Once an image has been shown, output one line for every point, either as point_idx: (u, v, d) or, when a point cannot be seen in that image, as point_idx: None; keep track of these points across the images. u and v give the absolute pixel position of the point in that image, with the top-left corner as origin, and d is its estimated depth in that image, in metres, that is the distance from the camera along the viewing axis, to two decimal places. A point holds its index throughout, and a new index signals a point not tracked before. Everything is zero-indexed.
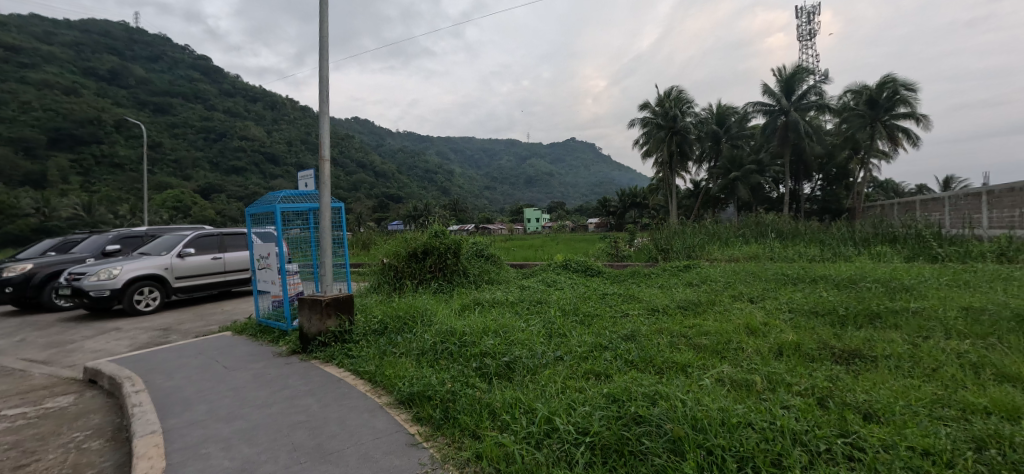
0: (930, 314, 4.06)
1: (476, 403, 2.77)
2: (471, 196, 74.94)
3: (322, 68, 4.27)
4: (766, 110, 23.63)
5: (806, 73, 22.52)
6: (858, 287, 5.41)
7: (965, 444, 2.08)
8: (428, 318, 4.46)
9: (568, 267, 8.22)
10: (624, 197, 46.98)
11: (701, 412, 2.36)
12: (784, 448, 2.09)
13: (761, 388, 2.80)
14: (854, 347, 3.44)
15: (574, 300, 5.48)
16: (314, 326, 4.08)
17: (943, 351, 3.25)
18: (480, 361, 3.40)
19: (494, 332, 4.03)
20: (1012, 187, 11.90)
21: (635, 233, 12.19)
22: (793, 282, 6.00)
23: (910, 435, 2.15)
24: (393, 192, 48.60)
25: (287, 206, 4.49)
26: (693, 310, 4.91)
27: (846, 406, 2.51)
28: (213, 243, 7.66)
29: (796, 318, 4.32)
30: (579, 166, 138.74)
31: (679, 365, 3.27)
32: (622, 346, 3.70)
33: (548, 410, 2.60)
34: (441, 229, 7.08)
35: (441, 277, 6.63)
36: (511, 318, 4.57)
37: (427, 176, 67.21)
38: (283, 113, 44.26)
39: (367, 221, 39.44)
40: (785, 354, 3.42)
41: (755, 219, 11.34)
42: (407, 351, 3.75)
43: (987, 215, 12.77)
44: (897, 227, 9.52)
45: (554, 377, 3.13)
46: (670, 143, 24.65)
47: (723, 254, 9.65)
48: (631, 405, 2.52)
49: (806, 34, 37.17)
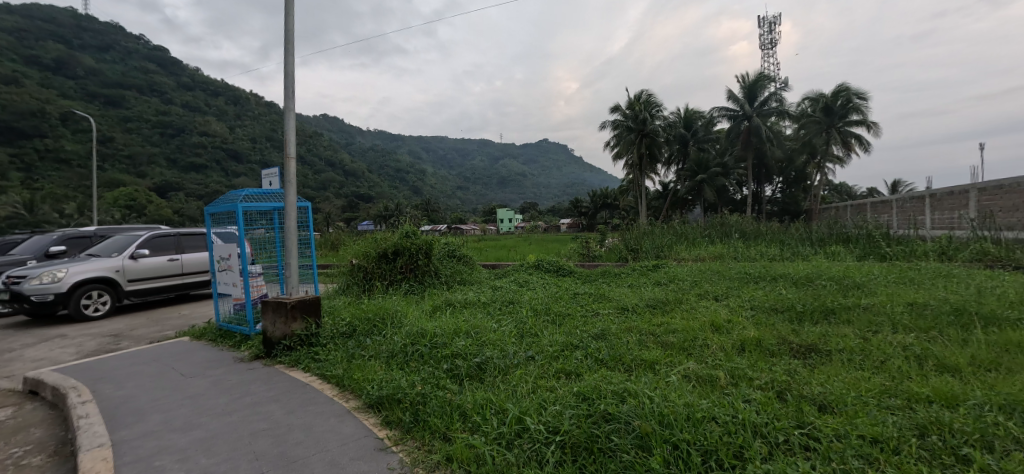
0: (879, 310, 4.30)
1: (447, 405, 2.75)
2: (443, 196, 74.31)
3: (286, 63, 4.14)
4: (730, 115, 24.45)
5: (767, 80, 23.42)
6: (814, 285, 5.67)
7: (909, 431, 2.22)
8: (399, 320, 4.39)
9: (540, 267, 8.26)
10: (595, 198, 47.66)
11: (667, 408, 2.42)
12: (746, 440, 2.18)
13: (724, 383, 2.90)
14: (810, 342, 3.61)
15: (546, 300, 5.52)
16: (279, 329, 3.94)
17: (891, 344, 3.44)
18: (451, 363, 3.38)
19: (465, 333, 4.01)
20: (951, 191, 12.75)
21: (606, 233, 12.40)
22: (755, 280, 6.24)
23: (860, 424, 2.27)
24: (363, 191, 47.69)
25: (250, 205, 4.33)
26: (661, 308, 5.02)
27: (803, 398, 2.63)
28: (169, 244, 7.31)
29: (758, 315, 4.50)
30: (550, 166, 139.82)
31: (648, 362, 3.34)
32: (592, 344, 3.75)
33: (519, 410, 2.61)
34: (412, 229, 7.01)
35: (413, 278, 6.55)
36: (483, 319, 4.56)
37: (398, 175, 66.30)
38: (247, 108, 42.72)
39: (335, 221, 38.53)
40: (747, 349, 3.54)
41: (720, 219, 11.72)
42: (377, 354, 3.68)
43: (929, 217, 13.65)
44: (849, 228, 10.06)
45: (525, 377, 3.14)
46: (640, 145, 25.18)
47: (690, 254, 9.92)
48: (600, 403, 2.56)
49: (767, 43, 38.68)
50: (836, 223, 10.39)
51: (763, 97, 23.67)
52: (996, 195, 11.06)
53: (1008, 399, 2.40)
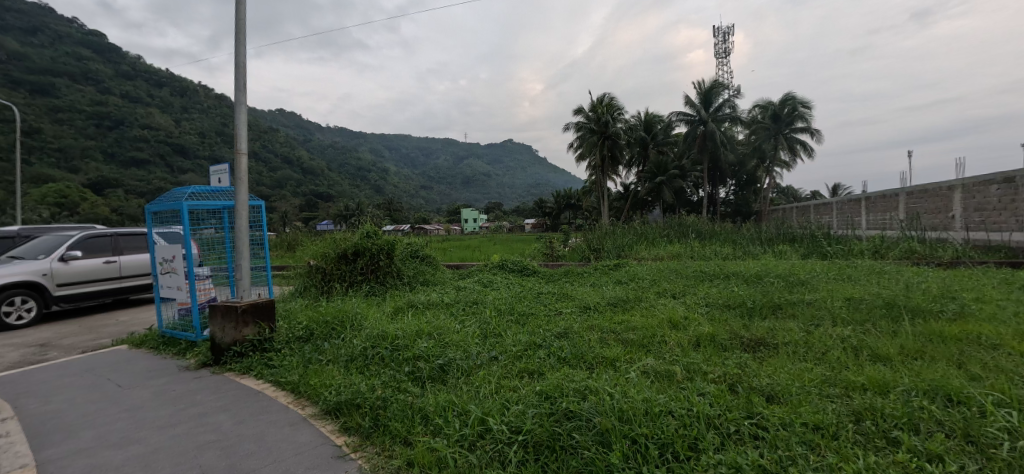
0: (821, 304, 4.58)
1: (408, 408, 2.71)
2: (406, 195, 73.11)
3: (237, 54, 3.94)
4: (687, 119, 25.33)
5: (721, 87, 24.45)
6: (763, 282, 5.98)
7: (847, 418, 2.37)
8: (359, 322, 4.28)
9: (504, 267, 8.27)
10: (559, 199, 48.27)
11: (627, 404, 2.48)
12: (700, 432, 2.26)
13: (681, 378, 3.00)
14: (760, 336, 3.80)
15: (509, 300, 5.52)
16: (228, 335, 3.75)
17: (831, 337, 3.68)
18: (413, 365, 3.33)
19: (428, 335, 3.95)
20: (883, 194, 13.77)
21: (569, 233, 12.59)
22: (710, 278, 6.51)
23: (804, 413, 2.40)
24: (321, 190, 46.19)
25: (197, 203, 4.10)
26: (622, 306, 5.14)
27: (752, 389, 2.76)
28: (105, 245, 6.82)
29: (712, 311, 4.69)
30: (514, 166, 140.28)
31: (609, 359, 3.40)
32: (555, 343, 3.79)
33: (482, 411, 2.60)
34: (374, 229, 6.85)
35: (374, 280, 6.39)
36: (446, 320, 4.51)
37: (359, 174, 64.66)
38: (194, 100, 40.38)
39: (291, 221, 37.15)
40: (702, 345, 3.68)
41: (678, 219, 12.13)
42: (335, 358, 3.57)
43: (864, 218, 14.69)
44: (795, 228, 10.68)
45: (488, 377, 3.14)
46: (602, 147, 25.67)
47: (649, 254, 10.21)
48: (562, 401, 2.59)
49: (722, 52, 40.39)
50: (783, 223, 10.99)
51: (717, 103, 24.67)
52: (921, 198, 12.05)
53: (931, 384, 2.61)
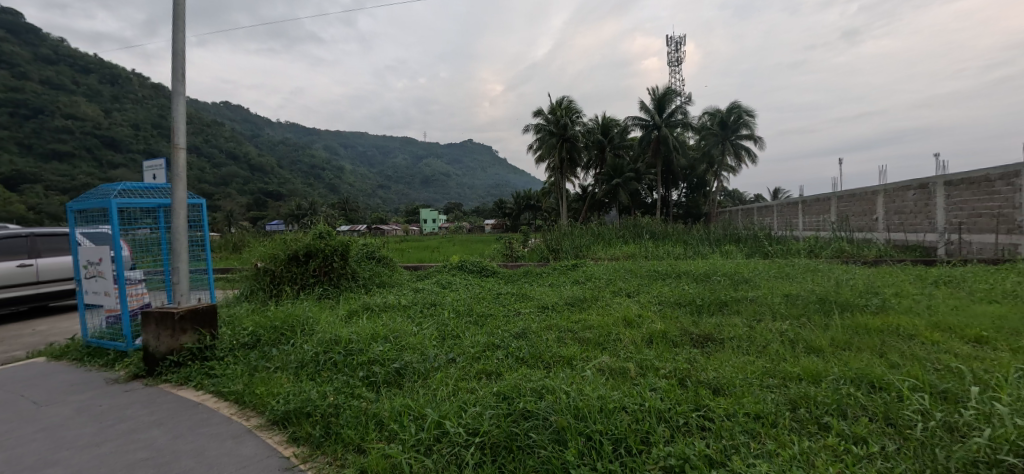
0: (762, 301, 4.87)
1: (362, 414, 2.63)
2: (362, 195, 71.15)
3: (175, 41, 3.69)
4: (642, 124, 26.15)
5: (674, 94, 25.39)
6: (711, 280, 6.28)
7: (784, 406, 2.53)
8: (310, 326, 4.11)
9: (463, 268, 8.20)
10: (519, 200, 48.56)
11: (582, 401, 2.53)
12: (651, 426, 2.35)
13: (634, 374, 3.10)
14: (708, 332, 3.98)
15: (468, 301, 5.48)
16: (164, 344, 3.50)
17: (771, 331, 3.91)
18: (367, 370, 3.24)
19: (384, 338, 3.86)
20: (817, 198, 14.81)
21: (529, 234, 12.70)
22: (663, 277, 6.77)
23: (746, 403, 2.54)
24: (270, 188, 44.10)
25: (128, 201, 3.81)
26: (579, 305, 5.24)
27: (700, 383, 2.89)
28: (21, 246, 6.23)
29: (664, 309, 4.87)
30: (473, 166, 139.76)
31: (566, 358, 3.45)
32: (513, 344, 3.80)
33: (438, 414, 2.57)
34: (327, 229, 6.62)
35: (327, 282, 6.16)
36: (404, 323, 4.41)
37: (312, 172, 62.28)
38: (127, 90, 37.47)
39: (237, 221, 35.27)
40: (654, 342, 3.82)
41: (633, 220, 12.50)
42: (284, 365, 3.41)
43: (801, 220, 15.75)
44: (740, 229, 11.27)
45: (445, 380, 3.11)
46: (561, 149, 26.04)
47: (606, 254, 10.46)
48: (519, 401, 2.61)
49: (674, 61, 41.97)
50: (729, 225, 11.55)
51: (670, 109, 25.60)
52: (849, 202, 13.05)
53: (858, 373, 2.83)
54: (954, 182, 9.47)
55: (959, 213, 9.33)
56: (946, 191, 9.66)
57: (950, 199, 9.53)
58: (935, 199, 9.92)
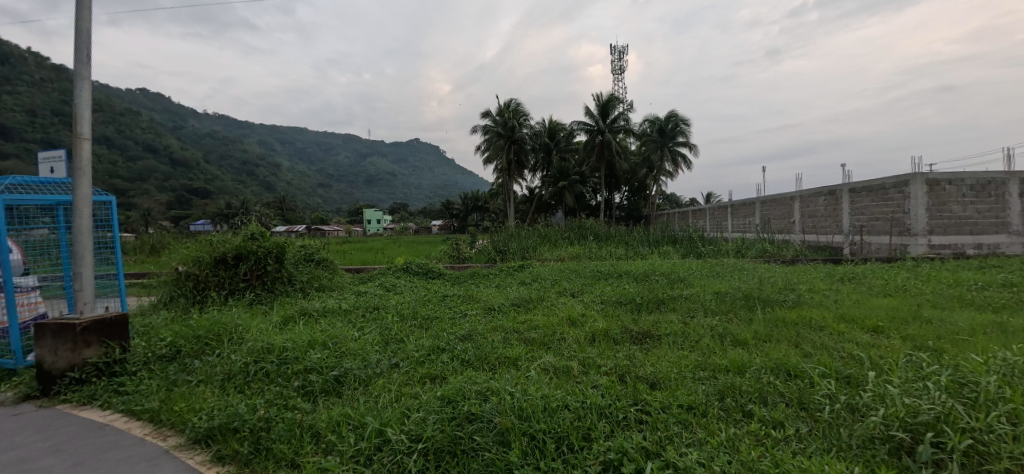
0: (695, 298, 5.16)
1: (295, 427, 2.49)
2: (300, 194, 67.69)
3: (78, 19, 3.32)
4: (586, 129, 26.84)
5: (617, 101, 26.20)
6: (650, 279, 6.56)
7: (713, 396, 2.70)
8: (240, 335, 3.84)
9: (409, 270, 8.02)
10: (467, 201, 48.34)
11: (526, 402, 2.55)
12: (592, 422, 2.42)
13: (577, 372, 3.17)
14: (647, 329, 4.15)
15: (413, 304, 5.36)
16: (63, 360, 3.14)
17: (704, 326, 4.14)
18: (304, 379, 3.08)
19: (322, 345, 3.68)
20: (744, 202, 15.94)
21: (476, 235, 12.65)
22: (605, 277, 6.98)
23: (680, 396, 2.68)
24: (195, 186, 40.78)
25: (19, 198, 3.38)
26: (524, 306, 5.29)
27: (638, 378, 3.01)
28: None
29: (606, 308, 5.03)
30: (419, 166, 137.27)
31: (511, 359, 3.48)
32: (458, 346, 3.76)
33: (380, 421, 2.49)
34: (260, 230, 6.22)
35: (260, 287, 5.78)
36: (344, 328, 4.23)
37: (244, 168, 58.32)
38: (22, 71, 33.12)
39: (157, 221, 32.33)
40: (597, 340, 3.93)
41: (578, 222, 12.82)
42: (208, 378, 3.16)
43: (729, 223, 16.92)
44: (677, 231, 11.90)
45: (388, 386, 3.02)
46: (509, 151, 26.22)
47: (552, 254, 10.65)
48: (463, 404, 2.59)
49: (617, 69, 43.40)
50: (667, 227, 12.15)
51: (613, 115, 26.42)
52: (771, 207, 14.16)
53: (776, 362, 3.08)
54: (857, 189, 10.54)
55: (861, 217, 10.41)
56: (851, 198, 10.73)
57: (854, 205, 10.61)
58: (841, 205, 11.01)
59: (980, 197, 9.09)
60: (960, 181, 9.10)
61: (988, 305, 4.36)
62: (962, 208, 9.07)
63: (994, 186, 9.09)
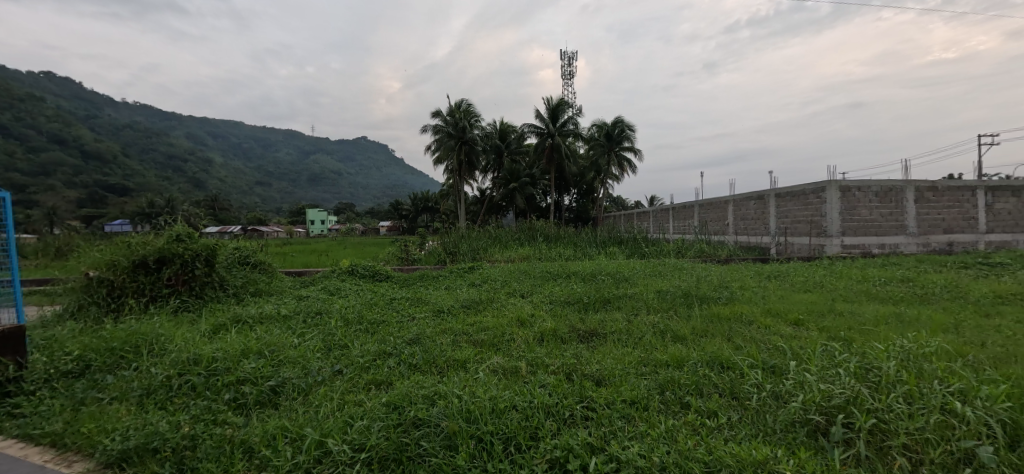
0: (638, 297, 5.37)
1: (225, 443, 2.33)
2: (235, 192, 63.53)
3: None
4: (536, 131, 27.13)
5: (566, 105, 26.71)
6: (596, 279, 6.76)
7: (655, 390, 2.82)
8: (162, 346, 3.54)
9: (354, 273, 7.74)
10: (416, 201, 47.48)
11: (474, 404, 2.54)
12: (539, 421, 2.44)
13: (525, 372, 3.20)
14: (593, 328, 4.26)
15: (358, 308, 5.17)
16: None
17: (646, 324, 4.30)
18: (236, 391, 2.89)
19: (257, 353, 3.46)
20: (684, 205, 16.80)
21: (425, 237, 12.44)
22: (554, 277, 7.11)
23: (624, 391, 2.78)
24: (112, 182, 37.10)
25: None
26: (474, 308, 5.27)
27: (585, 375, 3.08)
28: None
29: (555, 308, 5.12)
30: (365, 165, 133.13)
31: (459, 361, 3.45)
32: (405, 350, 3.67)
33: (319, 432, 2.38)
34: (187, 230, 5.74)
35: (187, 293, 5.35)
36: (283, 335, 4.01)
37: (170, 163, 53.82)
38: None
39: (65, 221, 29.11)
40: (545, 340, 3.98)
41: (529, 223, 12.91)
42: (124, 394, 2.88)
43: (671, 225, 17.76)
44: (622, 232, 12.35)
45: (330, 394, 2.89)
46: (459, 152, 26.03)
47: (502, 255, 10.70)
48: (410, 409, 2.54)
49: (567, 74, 44.29)
50: (613, 228, 12.56)
51: (563, 119, 26.89)
52: (708, 209, 15.02)
53: (711, 356, 3.28)
54: (782, 194, 11.42)
55: (786, 219, 11.29)
56: (777, 202, 11.60)
57: (779, 208, 11.48)
58: (768, 208, 11.88)
59: (884, 203, 10.13)
60: (867, 188, 10.11)
61: (889, 299, 4.87)
62: (869, 212, 10.07)
63: (895, 193, 10.16)
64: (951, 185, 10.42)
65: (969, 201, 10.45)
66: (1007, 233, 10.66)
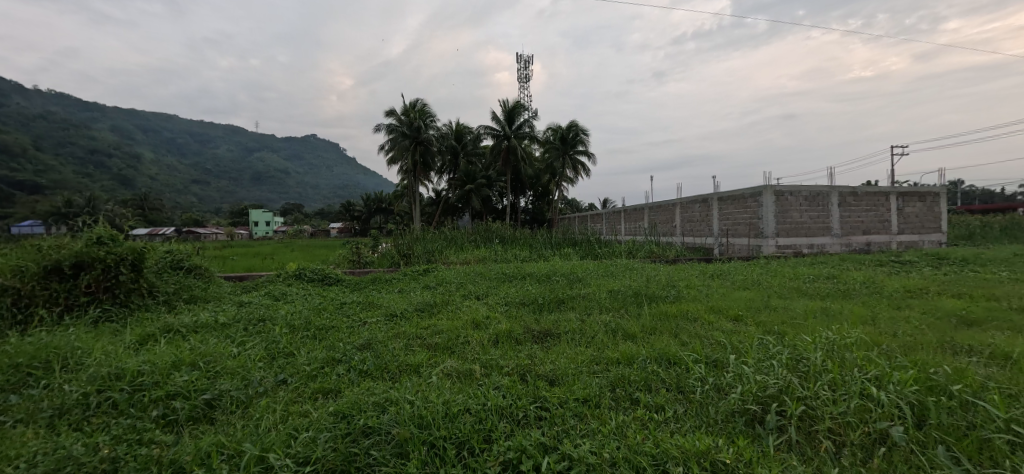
0: (591, 297, 5.49)
1: (151, 464, 2.15)
2: (168, 191, 59.11)
3: None
4: (493, 133, 27.13)
5: (522, 108, 26.90)
6: (551, 280, 6.86)
7: (607, 388, 2.88)
8: (78, 360, 3.22)
9: (301, 277, 7.39)
10: (369, 202, 46.18)
11: (426, 409, 2.49)
12: (493, 423, 2.43)
13: (479, 374, 3.18)
14: (548, 328, 4.31)
15: (305, 313, 4.94)
16: None
17: (598, 323, 4.40)
18: (166, 407, 2.69)
19: (190, 365, 3.23)
20: (634, 208, 17.39)
21: (378, 239, 12.11)
22: (509, 279, 7.14)
23: (576, 389, 2.83)
24: (21, 178, 33.43)
25: None
26: (428, 311, 5.19)
27: (539, 376, 3.11)
28: None
29: (510, 309, 5.14)
30: (314, 164, 128.07)
31: (412, 366, 3.38)
32: (356, 356, 3.54)
33: (260, 447, 2.25)
34: (110, 233, 5.26)
35: (109, 301, 4.89)
36: (220, 344, 3.76)
37: (92, 159, 49.26)
38: None
39: None
40: (500, 341, 3.98)
41: (485, 225, 12.89)
42: (31, 416, 2.59)
43: (623, 226, 18.32)
44: (576, 234, 12.61)
45: (273, 406, 2.75)
46: (414, 152, 25.58)
47: (457, 257, 10.60)
48: (359, 417, 2.46)
49: (522, 77, 44.62)
50: (568, 230, 12.79)
51: (519, 122, 27.04)
52: (657, 212, 15.62)
53: (659, 352, 3.40)
54: (724, 198, 12.07)
55: (727, 222, 11.96)
56: (719, 206, 12.25)
57: (721, 211, 12.13)
58: (711, 211, 12.53)
59: (813, 206, 10.95)
60: (798, 192, 10.89)
61: (817, 295, 5.27)
62: (800, 215, 10.86)
63: (822, 198, 11.00)
64: (869, 190, 11.41)
65: (884, 205, 11.51)
66: (916, 234, 11.84)
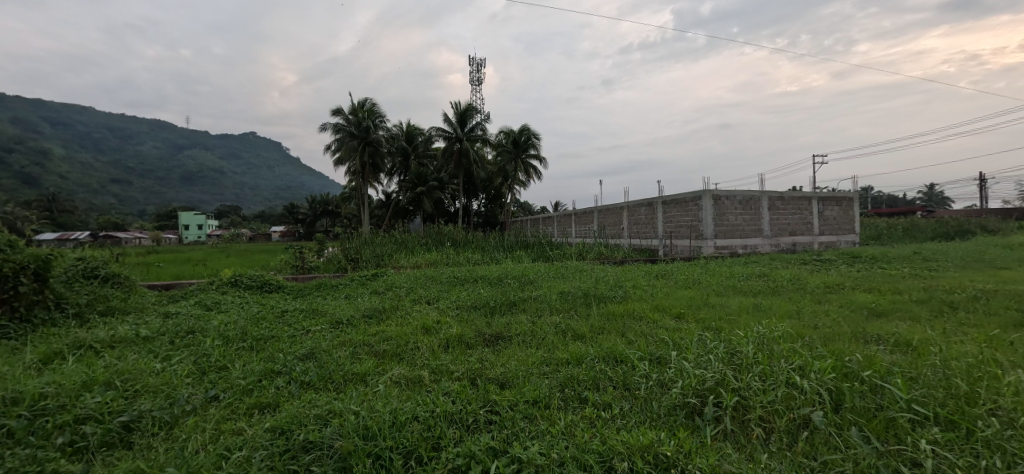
0: (542, 298, 5.56)
1: None
2: (83, 192, 53.67)
3: None
4: (444, 135, 26.87)
5: (474, 111, 26.87)
6: (503, 283, 6.87)
7: (556, 388, 2.92)
8: None
9: (238, 284, 6.93)
10: (314, 204, 44.26)
11: (372, 419, 2.40)
12: (441, 430, 2.40)
13: (428, 380, 3.12)
14: (499, 331, 4.30)
15: (241, 323, 4.62)
16: None
17: (549, 325, 4.45)
18: (76, 431, 2.43)
19: (106, 384, 2.94)
20: (584, 211, 17.84)
21: (324, 243, 11.62)
22: (462, 282, 7.08)
23: (526, 391, 2.85)
24: None
25: None
26: (377, 317, 5.02)
27: (489, 380, 3.09)
28: None
29: (461, 313, 5.09)
30: (253, 164, 121.10)
31: (358, 375, 3.25)
32: (297, 367, 3.36)
33: (185, 471, 2.09)
34: (7, 239, 4.67)
35: (7, 316, 4.36)
36: (142, 360, 3.45)
37: None
38: None
39: None
40: (450, 346, 3.93)
41: (436, 228, 12.71)
42: None
43: (574, 229, 18.73)
44: (529, 237, 12.71)
45: (203, 424, 2.56)
46: (362, 153, 24.80)
47: (408, 261, 10.38)
48: (299, 432, 2.33)
49: (474, 80, 44.48)
50: (520, 233, 12.89)
51: (471, 124, 26.97)
52: (605, 215, 16.09)
53: (606, 351, 3.49)
54: (667, 202, 12.64)
55: (671, 224, 12.54)
56: (663, 209, 12.81)
57: (665, 214, 12.70)
58: (656, 214, 13.08)
59: (746, 210, 11.71)
60: (734, 197, 11.60)
61: (750, 292, 5.64)
62: (736, 218, 11.57)
63: (753, 202, 11.79)
64: (795, 195, 12.37)
65: (807, 209, 12.51)
66: (834, 234, 12.96)
